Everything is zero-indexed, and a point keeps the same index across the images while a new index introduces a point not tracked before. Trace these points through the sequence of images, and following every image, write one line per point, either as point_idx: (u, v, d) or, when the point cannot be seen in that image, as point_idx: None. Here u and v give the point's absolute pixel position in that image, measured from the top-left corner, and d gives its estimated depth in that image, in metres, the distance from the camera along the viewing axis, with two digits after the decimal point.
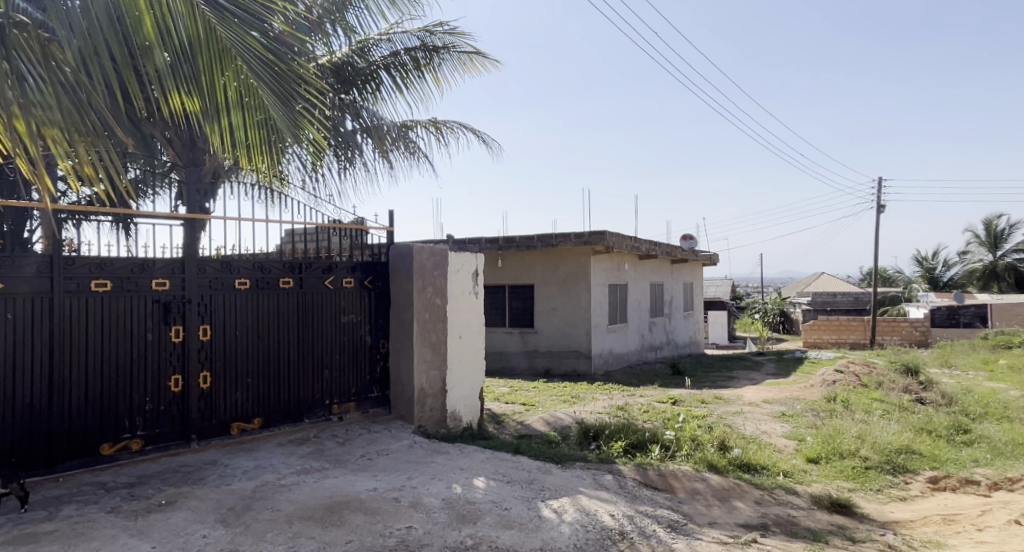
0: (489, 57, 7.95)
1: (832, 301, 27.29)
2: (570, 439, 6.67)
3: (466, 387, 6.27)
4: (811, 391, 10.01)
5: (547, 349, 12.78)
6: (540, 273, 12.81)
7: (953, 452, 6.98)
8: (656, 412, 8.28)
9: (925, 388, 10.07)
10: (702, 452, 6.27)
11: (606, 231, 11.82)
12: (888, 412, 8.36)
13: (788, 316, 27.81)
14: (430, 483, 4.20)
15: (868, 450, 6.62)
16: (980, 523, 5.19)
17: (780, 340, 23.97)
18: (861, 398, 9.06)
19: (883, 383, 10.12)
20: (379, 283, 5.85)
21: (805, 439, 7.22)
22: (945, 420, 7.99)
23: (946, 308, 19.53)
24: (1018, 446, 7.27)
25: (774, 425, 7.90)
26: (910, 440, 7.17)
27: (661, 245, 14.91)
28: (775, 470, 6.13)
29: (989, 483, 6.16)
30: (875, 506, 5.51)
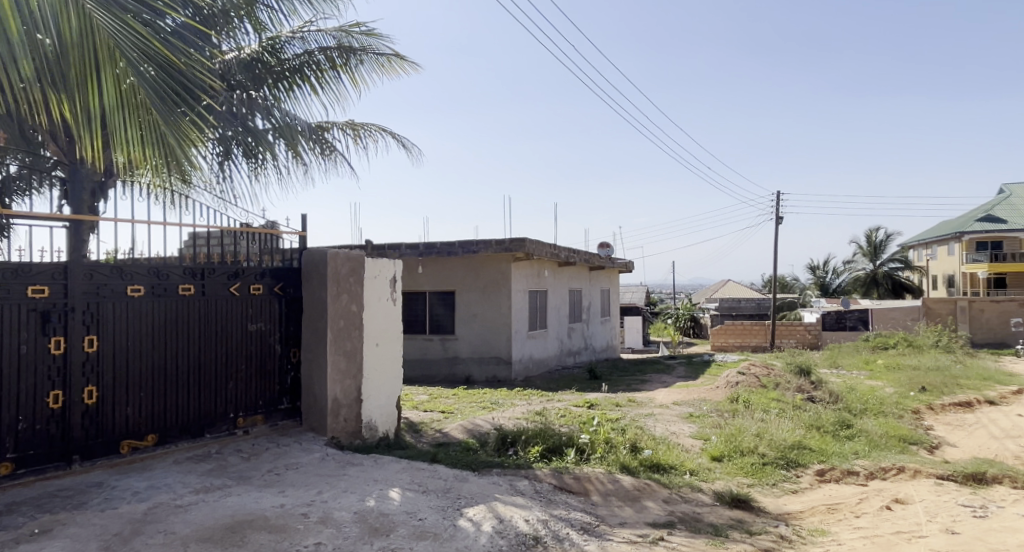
0: (408, 61, 7.88)
1: (736, 306, 28.97)
2: (488, 445, 6.68)
3: (383, 396, 6.14)
4: (717, 392, 10.56)
5: (467, 355, 12.75)
6: (460, 280, 12.78)
7: (839, 446, 7.58)
8: (573, 416, 8.46)
9: (816, 387, 10.89)
10: (615, 454, 6.47)
11: (527, 238, 11.94)
12: (783, 411, 8.97)
13: (697, 321, 29.25)
14: (342, 496, 4.08)
15: (765, 447, 7.07)
16: (860, 511, 5.67)
17: (690, 343, 25.15)
18: (760, 398, 9.66)
19: (780, 383, 10.83)
20: (290, 289, 5.63)
21: (709, 438, 7.61)
22: (832, 417, 8.67)
23: (835, 312, 21.17)
24: (893, 439, 8.00)
25: (681, 425, 8.28)
26: (802, 436, 7.72)
27: (580, 252, 15.25)
28: (682, 469, 6.42)
29: (868, 474, 6.74)
30: (771, 500, 5.89)
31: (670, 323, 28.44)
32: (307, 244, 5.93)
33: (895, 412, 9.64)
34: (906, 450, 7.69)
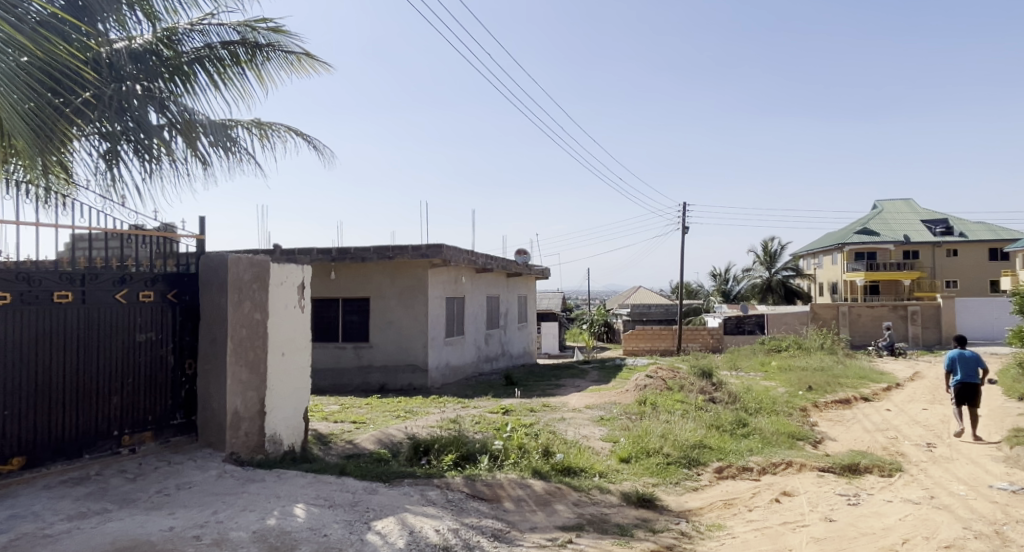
0: (320, 60, 7.66)
1: (646, 312, 30.13)
2: (400, 455, 6.56)
3: (289, 407, 5.89)
4: (626, 395, 10.92)
5: (381, 363, 12.48)
6: (374, 286, 12.50)
7: (736, 444, 8.05)
8: (487, 422, 8.47)
9: (717, 388, 11.51)
10: (527, 459, 6.53)
11: (443, 245, 11.85)
12: (687, 411, 9.41)
13: (611, 326, 30.14)
14: (240, 515, 3.87)
15: (670, 447, 7.38)
16: (753, 504, 6.04)
17: (603, 348, 25.87)
18: (666, 400, 10.09)
19: (684, 385, 11.35)
20: (185, 296, 5.29)
21: (618, 440, 7.85)
22: (730, 417, 9.20)
23: (735, 317, 22.48)
24: (783, 436, 8.59)
25: (592, 428, 8.49)
26: (703, 435, 8.14)
27: (497, 258, 15.33)
28: (592, 472, 6.58)
29: (761, 469, 7.19)
30: (674, 498, 6.16)
31: (585, 328, 29.14)
32: (206, 248, 5.60)
33: (786, 410, 10.35)
34: (795, 446, 8.28)
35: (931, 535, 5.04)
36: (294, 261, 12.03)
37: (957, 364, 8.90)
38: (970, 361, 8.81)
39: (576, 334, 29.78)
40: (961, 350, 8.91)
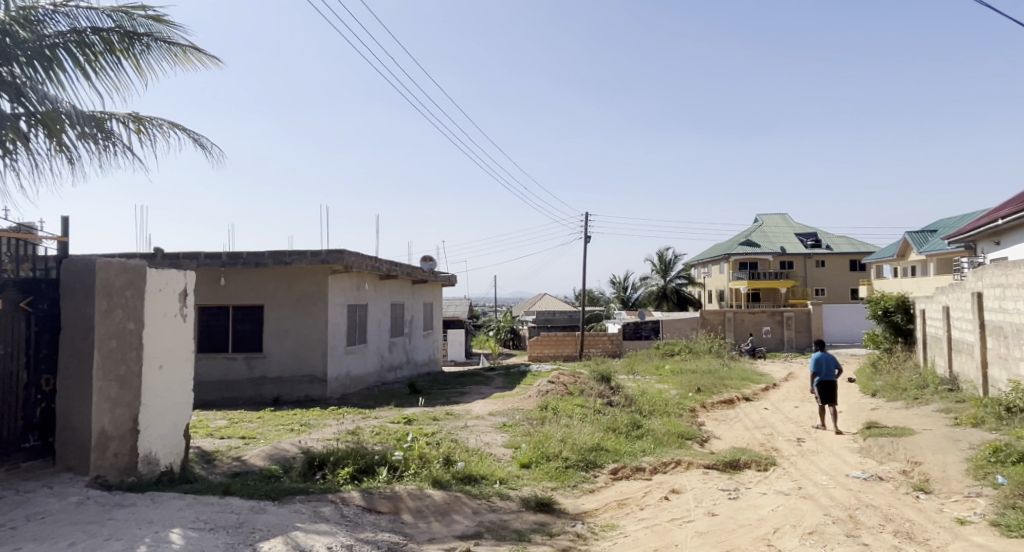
0: (208, 54, 7.24)
1: (550, 318, 30.76)
2: (292, 470, 6.24)
3: (166, 424, 5.46)
4: (528, 401, 11.05)
5: (276, 374, 11.87)
6: (269, 293, 11.89)
7: (630, 446, 8.37)
8: (387, 433, 8.27)
9: (614, 392, 11.92)
10: (428, 469, 6.44)
11: (345, 250, 11.47)
12: (585, 415, 9.68)
13: (516, 333, 30.48)
14: (103, 546, 3.52)
15: (568, 451, 7.55)
16: (643, 503, 6.31)
17: (508, 355, 26.09)
18: (567, 404, 10.32)
19: (584, 389, 11.66)
20: (42, 305, 4.76)
21: (519, 446, 7.92)
22: (626, 419, 9.56)
23: (633, 323, 23.44)
24: (674, 436, 9.04)
25: (494, 435, 8.52)
26: (600, 438, 8.40)
27: (401, 265, 15.05)
28: (493, 479, 6.59)
29: (653, 469, 7.52)
30: (571, 501, 6.30)
31: (490, 335, 29.28)
32: (69, 252, 5.08)
33: (677, 411, 10.91)
34: (684, 445, 8.73)
35: (799, 523, 5.49)
36: (179, 267, 11.18)
37: (819, 365, 9.78)
38: (828, 362, 9.79)
39: (482, 341, 29.86)
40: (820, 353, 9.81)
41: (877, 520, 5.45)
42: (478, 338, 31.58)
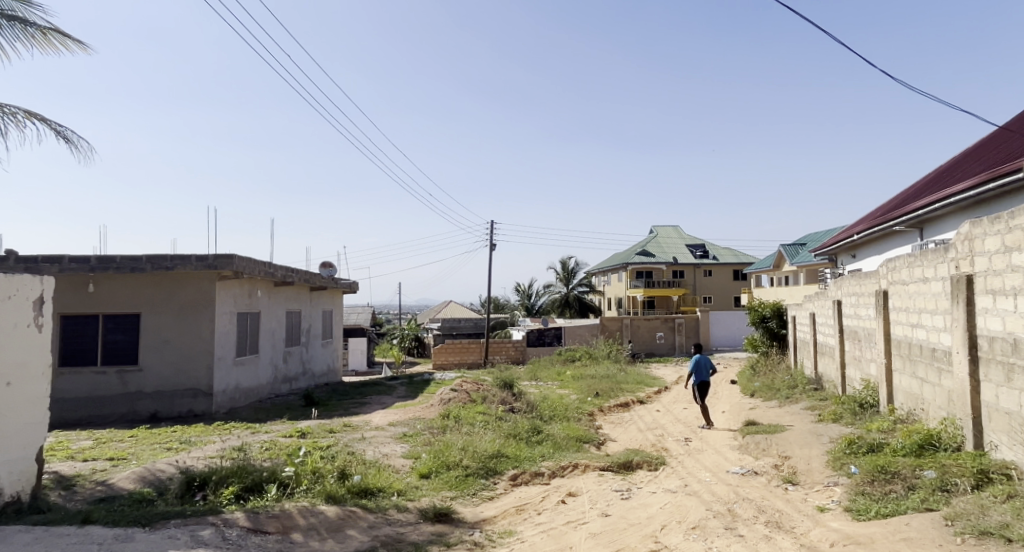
0: (74, 38, 6.63)
1: (455, 325, 30.59)
2: (167, 493, 5.76)
3: (16, 449, 4.87)
4: (429, 410, 10.91)
5: (154, 389, 10.96)
6: (147, 301, 10.98)
7: (530, 451, 8.49)
8: (279, 448, 7.86)
9: (516, 399, 12.05)
10: (321, 483, 6.18)
11: (235, 255, 10.81)
12: (487, 422, 9.70)
13: (421, 341, 30.03)
14: None
15: (469, 459, 7.53)
16: (541, 507, 6.42)
17: (411, 363, 25.65)
18: (468, 412, 10.29)
19: (486, 396, 11.69)
20: None
21: (419, 456, 7.80)
22: (526, 425, 9.68)
23: (536, 330, 23.82)
24: (572, 440, 9.28)
25: (394, 446, 8.33)
26: (500, 444, 8.45)
27: (298, 271, 14.41)
28: (390, 491, 6.43)
29: (551, 473, 7.67)
30: (470, 509, 6.29)
31: (393, 343, 28.66)
32: None
33: (576, 416, 11.20)
34: (581, 448, 8.98)
35: (683, 518, 5.81)
36: (37, 271, 10.05)
37: (697, 368, 10.41)
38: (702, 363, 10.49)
39: (384, 350, 29.17)
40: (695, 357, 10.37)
41: (751, 512, 5.88)
42: (381, 346, 30.83)
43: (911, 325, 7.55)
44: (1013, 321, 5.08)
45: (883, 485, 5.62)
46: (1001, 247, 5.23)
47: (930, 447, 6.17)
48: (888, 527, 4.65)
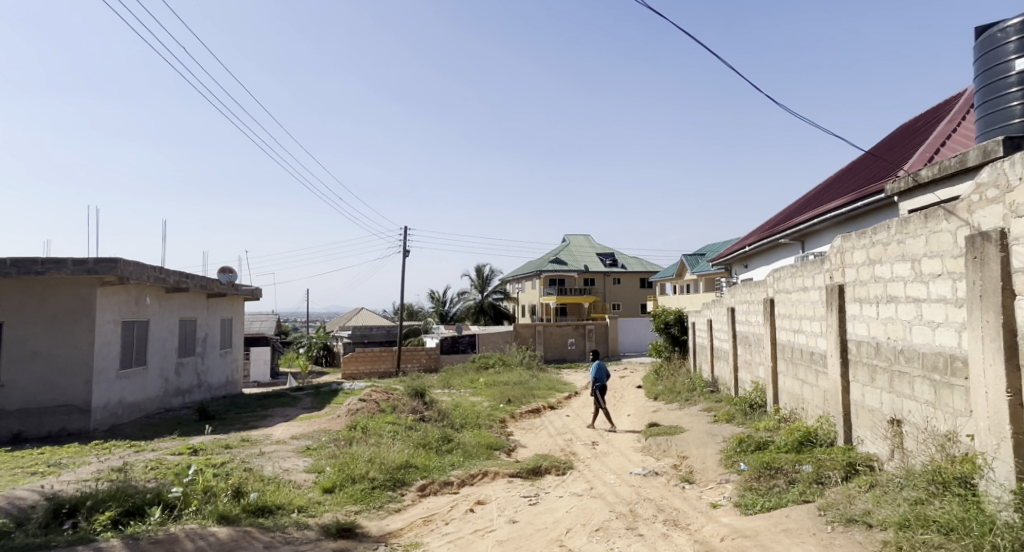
0: None
1: (367, 333, 29.78)
2: (31, 522, 5.20)
3: None
4: (336, 422, 10.54)
5: (20, 406, 9.91)
6: (14, 309, 9.93)
7: (439, 460, 8.41)
8: (167, 467, 7.32)
9: (427, 407, 11.89)
10: (213, 503, 5.81)
11: (119, 259, 9.99)
12: (396, 432, 9.50)
13: (330, 349, 28.95)
14: None
15: (375, 471, 7.35)
16: (449, 517, 6.37)
17: (319, 372, 24.69)
18: (376, 422, 10.03)
19: (396, 406, 11.45)
20: None
21: (323, 469, 7.51)
22: (436, 434, 9.57)
23: (450, 337, 23.62)
24: (483, 447, 9.28)
25: (296, 460, 7.98)
26: (409, 455, 8.31)
27: (194, 276, 13.54)
28: (290, 507, 6.16)
29: (460, 482, 7.63)
30: (376, 523, 6.14)
31: (300, 353, 27.49)
32: None
33: (488, 423, 11.22)
34: (491, 456, 9.00)
35: (587, 521, 5.96)
36: None
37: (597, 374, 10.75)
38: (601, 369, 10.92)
39: (291, 360, 27.90)
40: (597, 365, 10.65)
41: (651, 511, 6.12)
42: (287, 356, 29.48)
43: (794, 330, 8.17)
44: (876, 326, 5.62)
45: (768, 480, 6.03)
46: (866, 259, 5.78)
47: (808, 443, 6.70)
48: (770, 519, 4.98)
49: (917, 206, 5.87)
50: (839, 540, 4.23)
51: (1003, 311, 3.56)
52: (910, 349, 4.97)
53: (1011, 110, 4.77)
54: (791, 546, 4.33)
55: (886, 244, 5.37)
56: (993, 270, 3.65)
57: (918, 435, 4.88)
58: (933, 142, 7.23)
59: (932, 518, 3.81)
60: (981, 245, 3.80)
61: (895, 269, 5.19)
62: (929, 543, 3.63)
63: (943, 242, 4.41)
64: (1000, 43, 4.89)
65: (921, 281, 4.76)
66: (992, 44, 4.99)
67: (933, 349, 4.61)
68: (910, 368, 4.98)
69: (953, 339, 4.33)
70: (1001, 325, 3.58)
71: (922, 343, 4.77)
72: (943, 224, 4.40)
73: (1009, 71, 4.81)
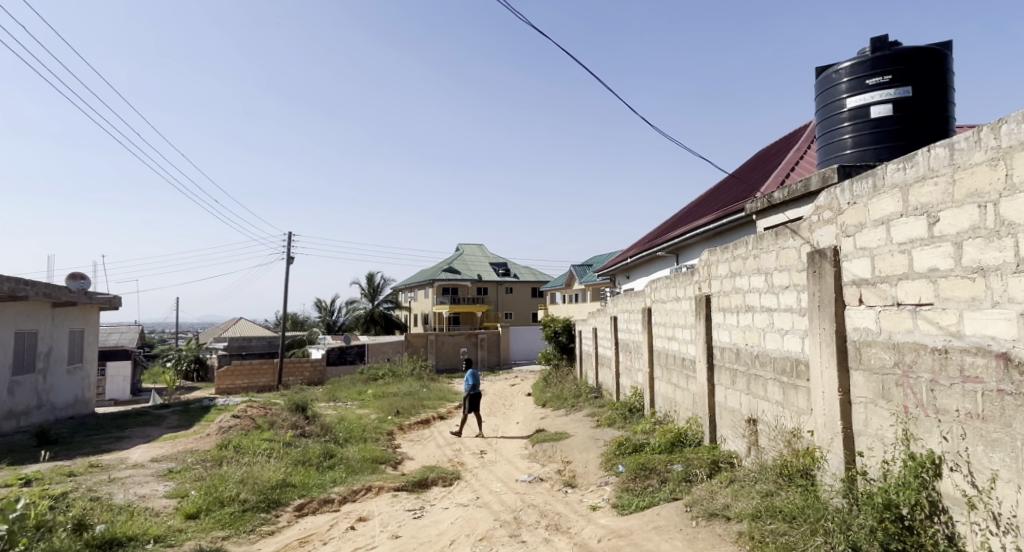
0: None
1: (246, 344, 27.84)
2: None
3: None
4: (205, 441, 9.74)
5: None
6: None
7: (320, 478, 8.03)
8: None
9: (309, 421, 11.32)
10: (49, 540, 5.16)
11: None
12: (272, 450, 8.96)
13: (203, 363, 26.76)
14: None
15: (247, 492, 6.88)
16: (326, 537, 6.09)
17: (190, 387, 22.75)
18: (251, 440, 9.40)
19: (274, 421, 10.80)
20: None
21: (187, 493, 6.90)
22: (317, 449, 9.14)
23: (337, 348, 22.65)
24: (367, 461, 8.98)
25: (155, 485, 7.27)
26: (286, 473, 7.86)
27: (35, 284, 12.05)
28: (145, 538, 5.61)
29: (341, 499, 7.34)
30: (245, 548, 5.74)
31: (168, 367, 25.20)
32: None
33: (374, 436, 10.88)
34: (376, 470, 8.74)
35: (472, 531, 5.95)
36: None
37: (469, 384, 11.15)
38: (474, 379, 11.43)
39: (156, 376, 25.48)
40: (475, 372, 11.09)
41: (534, 517, 6.23)
42: (153, 371, 26.91)
43: (668, 338, 8.69)
44: (737, 334, 6.11)
45: (643, 480, 6.34)
46: (729, 272, 6.28)
47: (679, 444, 7.15)
48: (643, 518, 5.24)
49: (770, 225, 6.47)
50: (702, 534, 4.54)
51: (836, 319, 4.00)
52: (764, 354, 5.45)
53: (845, 142, 5.39)
54: (661, 543, 4.57)
55: (744, 259, 5.87)
56: (828, 283, 4.10)
57: (770, 432, 5.35)
58: (784, 168, 8.02)
59: (779, 509, 4.20)
60: (819, 261, 4.26)
61: (752, 281, 5.68)
62: (775, 531, 4.00)
63: (790, 258, 4.89)
64: (835, 82, 5.53)
65: (772, 293, 5.24)
66: (829, 83, 5.63)
67: (782, 354, 5.09)
68: (764, 372, 5.45)
69: (798, 345, 4.81)
70: (834, 331, 4.02)
71: (773, 348, 5.25)
72: (790, 241, 4.89)
73: (842, 107, 5.46)
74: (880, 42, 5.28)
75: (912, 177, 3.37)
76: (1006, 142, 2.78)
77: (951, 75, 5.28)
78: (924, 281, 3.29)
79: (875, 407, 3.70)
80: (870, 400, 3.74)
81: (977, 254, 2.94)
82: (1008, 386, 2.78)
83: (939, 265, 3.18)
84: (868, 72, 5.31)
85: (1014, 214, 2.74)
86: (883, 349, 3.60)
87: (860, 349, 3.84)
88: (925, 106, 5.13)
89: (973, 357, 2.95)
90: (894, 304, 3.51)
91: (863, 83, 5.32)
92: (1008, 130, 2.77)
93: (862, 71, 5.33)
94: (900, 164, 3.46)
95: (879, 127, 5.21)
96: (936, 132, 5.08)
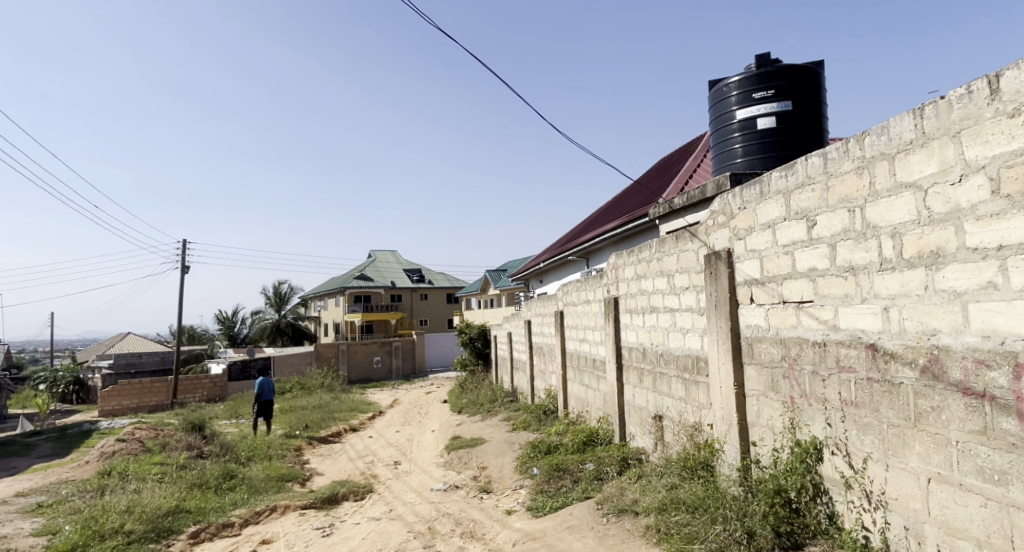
0: None
1: (136, 361, 25.46)
2: None
3: None
4: (83, 470, 8.84)
5: None
6: None
7: (217, 501, 7.51)
8: None
9: (207, 440, 10.51)
10: None
11: None
12: (163, 475, 8.25)
13: (84, 384, 24.19)
14: None
15: (133, 522, 6.32)
16: None
17: (69, 410, 20.42)
18: (139, 465, 8.62)
19: (167, 443, 9.98)
20: None
21: (59, 530, 6.20)
22: (216, 470, 8.54)
23: (239, 362, 21.17)
24: (272, 480, 8.49)
25: (21, 523, 6.48)
26: (180, 499, 7.30)
27: None
28: None
29: (242, 522, 6.90)
30: None
31: (40, 390, 22.61)
32: None
33: (280, 453, 10.33)
34: (282, 488, 8.29)
35: (384, 546, 5.78)
36: None
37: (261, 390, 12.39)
38: (265, 385, 12.61)
39: (27, 400, 22.81)
40: (264, 377, 12.37)
41: (448, 526, 6.13)
42: (20, 395, 24.03)
43: (579, 339, 8.88)
44: (643, 334, 6.33)
45: (557, 481, 6.41)
46: (634, 275, 6.49)
47: (591, 442, 7.33)
48: (557, 519, 5.29)
49: (672, 229, 6.75)
50: (612, 530, 4.65)
51: (730, 318, 4.24)
52: (667, 353, 5.68)
53: (735, 153, 5.75)
54: (573, 542, 4.66)
55: (649, 261, 6.10)
56: (723, 283, 4.33)
57: (674, 428, 5.58)
58: (682, 176, 8.44)
59: (682, 500, 4.39)
60: (714, 262, 4.50)
61: (655, 283, 5.92)
62: (679, 522, 4.16)
63: (689, 260, 5.14)
64: (725, 95, 5.89)
65: (674, 293, 5.47)
66: (720, 95, 5.98)
67: (683, 351, 5.33)
68: (668, 370, 5.68)
69: (698, 343, 5.05)
70: (728, 329, 4.25)
71: (676, 347, 5.48)
72: (688, 244, 5.13)
73: (732, 119, 5.81)
74: (764, 59, 5.68)
75: (793, 184, 3.63)
76: (869, 153, 3.06)
77: (824, 93, 5.75)
78: (805, 280, 3.55)
79: (765, 399, 3.95)
80: (762, 393, 3.98)
81: (848, 255, 3.21)
82: (875, 375, 3.05)
83: (818, 265, 3.44)
84: (754, 86, 5.69)
85: (876, 218, 3.01)
86: (772, 345, 3.85)
87: (751, 345, 4.09)
88: (802, 120, 5.56)
89: (847, 349, 3.21)
90: (780, 301, 3.77)
91: (750, 97, 5.70)
92: (871, 142, 3.05)
93: (749, 86, 5.72)
94: (783, 172, 3.72)
95: (765, 138, 5.59)
96: (812, 144, 5.53)
